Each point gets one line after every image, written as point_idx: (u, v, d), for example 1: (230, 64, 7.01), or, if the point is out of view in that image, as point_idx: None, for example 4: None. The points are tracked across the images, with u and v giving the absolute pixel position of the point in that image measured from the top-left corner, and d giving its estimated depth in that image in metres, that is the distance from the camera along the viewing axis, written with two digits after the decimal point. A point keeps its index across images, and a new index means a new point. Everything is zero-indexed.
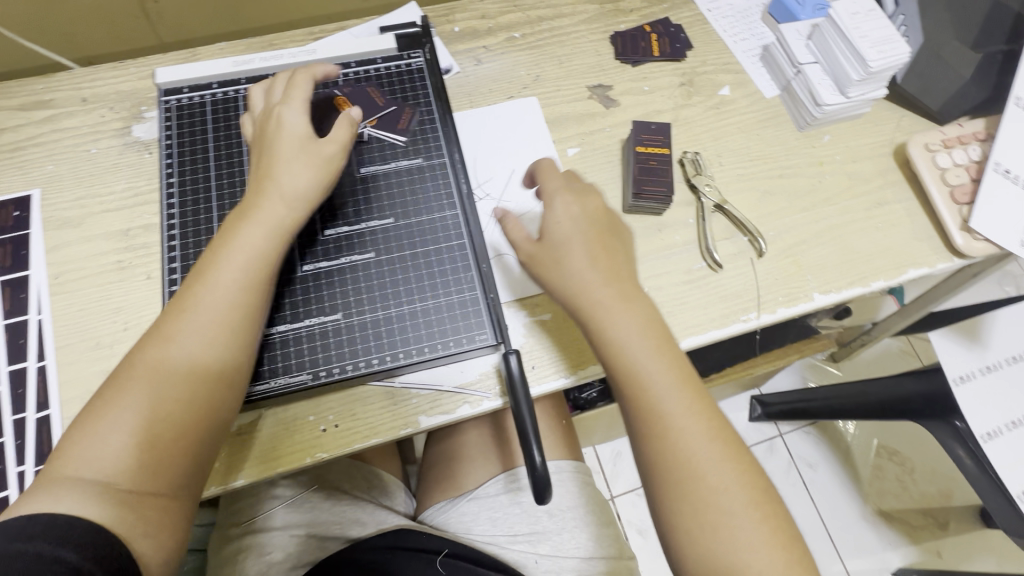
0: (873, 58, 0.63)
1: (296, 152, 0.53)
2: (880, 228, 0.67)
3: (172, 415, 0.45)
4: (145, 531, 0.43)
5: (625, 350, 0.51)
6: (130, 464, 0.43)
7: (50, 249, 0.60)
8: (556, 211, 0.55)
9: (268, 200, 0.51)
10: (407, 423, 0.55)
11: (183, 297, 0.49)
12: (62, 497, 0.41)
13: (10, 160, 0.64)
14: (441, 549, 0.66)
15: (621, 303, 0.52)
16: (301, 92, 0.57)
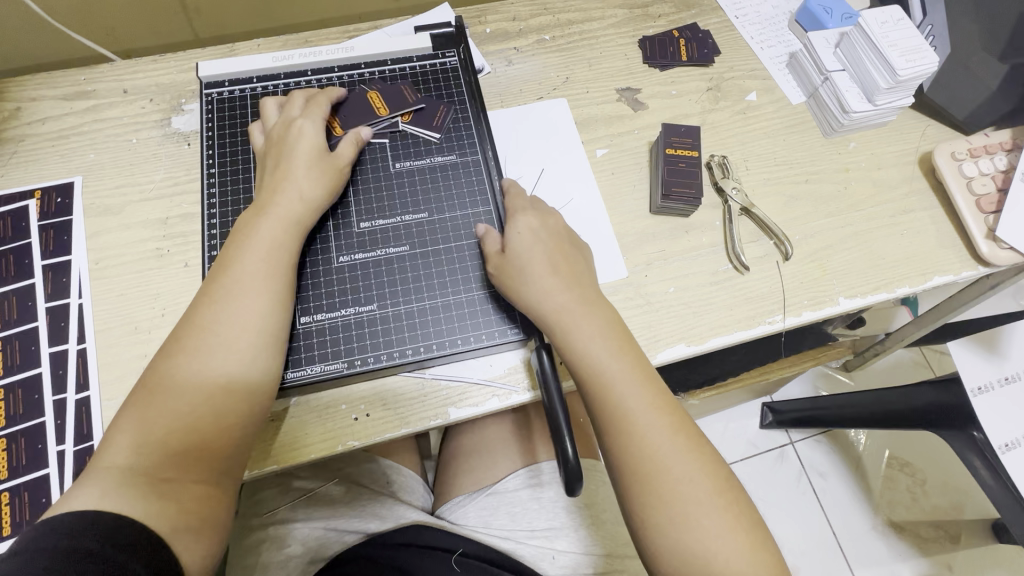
0: (902, 67, 0.64)
1: (312, 164, 0.56)
2: (906, 235, 0.68)
3: (209, 406, 0.47)
4: (183, 524, 0.44)
5: (587, 353, 0.52)
6: (166, 458, 0.45)
7: (91, 235, 0.61)
8: (519, 220, 0.57)
9: (285, 199, 0.54)
10: (436, 414, 0.55)
11: (210, 291, 0.50)
12: (100, 493, 0.42)
13: (53, 148, 0.65)
14: (456, 549, 0.66)
15: (584, 308, 0.53)
16: (320, 109, 0.60)
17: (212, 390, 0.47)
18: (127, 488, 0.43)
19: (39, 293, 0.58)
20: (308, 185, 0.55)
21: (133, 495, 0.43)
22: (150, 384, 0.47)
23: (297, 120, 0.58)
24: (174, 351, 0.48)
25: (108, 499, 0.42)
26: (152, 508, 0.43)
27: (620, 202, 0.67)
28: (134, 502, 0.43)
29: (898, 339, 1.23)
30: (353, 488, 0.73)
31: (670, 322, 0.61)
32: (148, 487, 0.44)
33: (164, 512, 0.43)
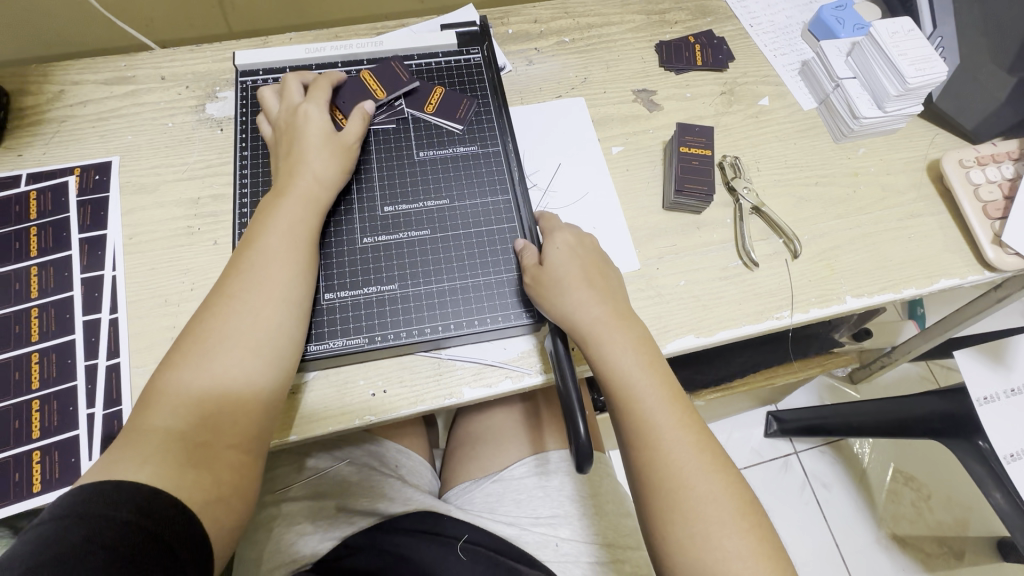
0: (913, 75, 0.66)
1: (325, 147, 0.59)
2: (913, 239, 0.69)
3: (237, 378, 0.48)
4: (216, 493, 0.46)
5: (617, 367, 0.54)
6: (199, 431, 0.47)
7: (126, 212, 0.64)
8: (557, 237, 0.59)
9: (301, 179, 0.56)
10: (451, 393, 0.57)
11: (233, 269, 0.53)
12: (138, 461, 0.44)
13: (93, 129, 0.68)
14: (462, 536, 0.67)
15: (616, 323, 0.55)
16: (321, 92, 0.62)
17: (239, 361, 0.49)
18: (163, 458, 0.45)
19: (75, 265, 0.61)
20: (319, 163, 0.58)
21: (168, 465, 0.44)
22: (181, 352, 0.49)
23: (302, 104, 0.61)
24: (201, 321, 0.50)
25: (146, 468, 0.44)
26: (186, 479, 0.45)
27: (634, 198, 0.69)
28: (169, 472, 0.44)
29: (902, 352, 1.25)
30: (363, 470, 0.74)
31: (680, 314, 0.63)
32: (183, 458, 0.45)
33: (199, 481, 0.45)
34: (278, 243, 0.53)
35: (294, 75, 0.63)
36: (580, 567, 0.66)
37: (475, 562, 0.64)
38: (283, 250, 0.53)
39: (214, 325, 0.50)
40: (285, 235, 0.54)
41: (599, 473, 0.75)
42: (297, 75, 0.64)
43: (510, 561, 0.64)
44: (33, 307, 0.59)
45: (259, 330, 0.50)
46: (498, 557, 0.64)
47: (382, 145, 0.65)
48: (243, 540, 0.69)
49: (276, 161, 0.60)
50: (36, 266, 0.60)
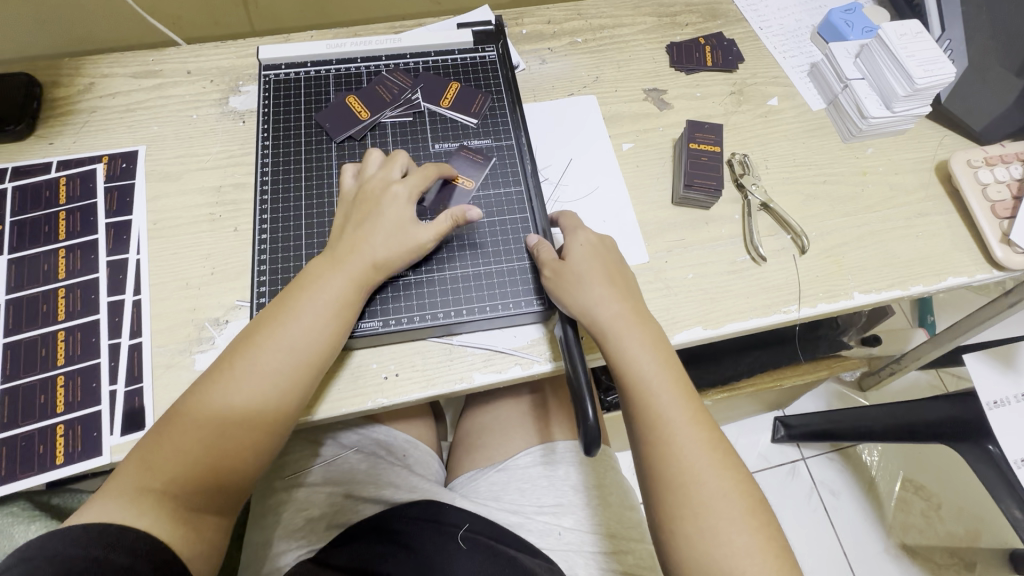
0: (920, 76, 0.67)
1: (392, 234, 0.57)
2: (921, 237, 0.70)
3: (243, 444, 0.51)
4: (201, 549, 0.50)
5: (633, 364, 0.55)
6: (196, 489, 0.49)
7: (151, 199, 0.66)
8: (578, 235, 0.60)
9: (357, 258, 0.55)
10: (462, 377, 0.59)
11: (271, 328, 0.53)
12: (135, 511, 0.47)
13: (121, 120, 0.71)
14: (463, 524, 0.67)
15: (635, 320, 0.56)
16: (420, 182, 0.60)
17: (250, 430, 0.51)
18: (159, 511, 0.48)
19: (101, 248, 0.63)
20: (389, 253, 0.56)
21: (163, 519, 0.48)
22: (201, 406, 0.50)
23: (393, 184, 0.59)
24: (226, 370, 0.52)
25: (141, 518, 0.47)
26: (174, 533, 0.48)
27: (643, 193, 0.71)
28: (162, 524, 0.47)
29: (913, 359, 1.24)
30: (372, 459, 0.75)
31: (689, 306, 0.64)
32: (176, 513, 0.48)
33: (183, 535, 0.48)
34: (310, 320, 0.53)
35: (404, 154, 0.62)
36: (583, 557, 0.67)
37: (475, 551, 0.64)
38: (309, 330, 0.53)
39: (237, 391, 0.51)
40: (318, 311, 0.54)
41: (604, 465, 0.75)
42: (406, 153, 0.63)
43: (509, 550, 0.64)
44: (60, 288, 0.61)
45: (269, 410, 0.51)
46: (498, 546, 0.65)
47: (399, 136, 0.67)
48: (251, 522, 0.71)
49: (342, 223, 0.59)
50: (64, 249, 0.63)
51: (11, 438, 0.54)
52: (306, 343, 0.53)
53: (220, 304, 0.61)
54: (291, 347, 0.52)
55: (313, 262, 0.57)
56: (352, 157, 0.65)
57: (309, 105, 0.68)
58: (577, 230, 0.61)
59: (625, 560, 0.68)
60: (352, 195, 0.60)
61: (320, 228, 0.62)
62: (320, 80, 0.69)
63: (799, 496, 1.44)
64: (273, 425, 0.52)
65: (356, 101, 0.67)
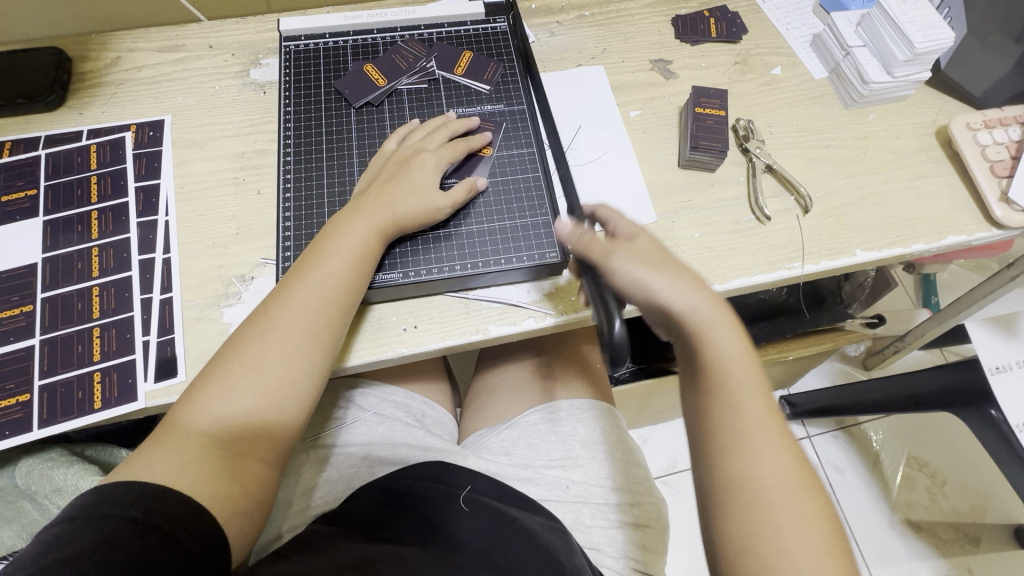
0: (919, 40, 0.69)
1: (416, 194, 0.60)
2: (921, 198, 0.72)
3: (274, 388, 0.53)
4: (243, 504, 0.52)
5: (720, 365, 0.53)
6: (234, 439, 0.52)
7: (177, 164, 0.69)
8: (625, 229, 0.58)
9: (380, 207, 0.59)
10: (477, 329, 0.61)
11: (299, 276, 0.56)
12: (179, 465, 0.49)
13: (147, 91, 0.74)
14: (467, 486, 0.69)
15: (727, 327, 0.54)
16: (451, 153, 0.63)
17: (281, 378, 0.53)
18: (202, 467, 0.50)
19: (131, 210, 0.66)
20: (408, 208, 0.59)
21: (206, 474, 0.50)
22: (234, 357, 0.54)
23: (426, 152, 0.63)
24: (260, 318, 0.55)
25: (185, 474, 0.49)
26: (219, 487, 0.50)
27: (651, 157, 0.73)
28: (204, 478, 0.49)
29: (919, 334, 1.24)
30: (390, 423, 0.76)
31: (696, 263, 0.66)
32: (219, 467, 0.51)
33: (219, 491, 0.50)
34: (335, 267, 0.56)
35: (448, 123, 0.66)
36: (590, 507, 0.70)
37: (478, 512, 0.65)
38: (335, 277, 0.56)
39: (267, 343, 0.54)
40: (339, 262, 0.57)
41: (612, 423, 0.77)
42: (443, 121, 0.66)
43: (512, 512, 0.66)
44: (93, 247, 0.64)
45: (303, 354, 0.54)
46: (500, 507, 0.66)
47: (415, 102, 0.69)
48: None
49: (371, 180, 0.62)
50: (96, 211, 0.66)
51: (51, 384, 0.57)
52: (329, 294, 0.56)
53: (246, 262, 0.64)
54: (316, 297, 0.55)
55: (338, 214, 0.61)
56: (371, 122, 0.68)
57: (328, 73, 0.70)
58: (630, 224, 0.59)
59: (635, 510, 0.71)
60: (388, 155, 0.64)
61: (341, 189, 0.65)
62: (339, 50, 0.72)
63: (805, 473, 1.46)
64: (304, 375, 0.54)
65: (373, 69, 0.70)
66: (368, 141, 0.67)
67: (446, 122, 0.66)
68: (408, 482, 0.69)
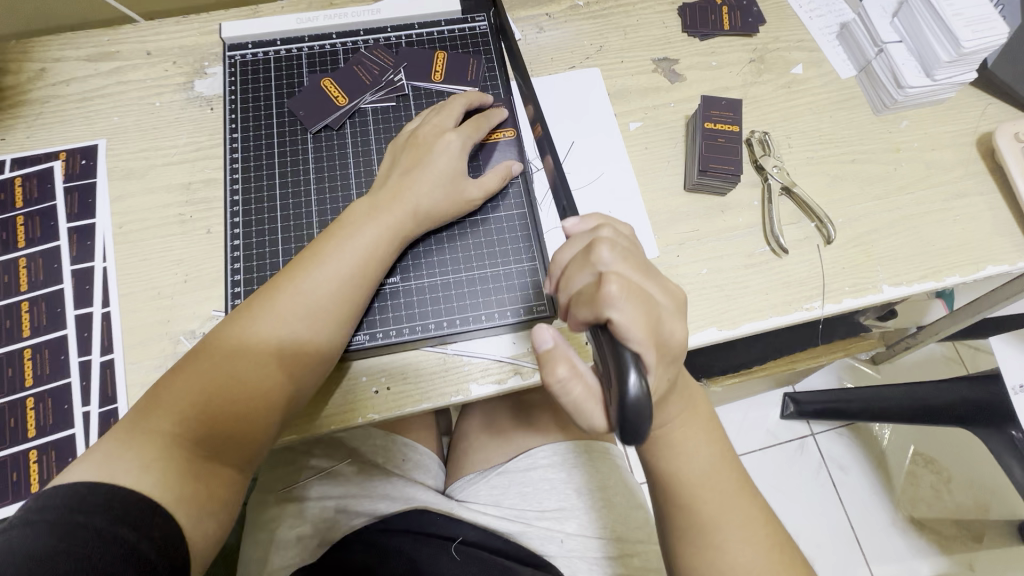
0: (968, 39, 0.59)
1: (439, 184, 0.54)
2: (959, 222, 0.64)
3: (260, 392, 0.47)
4: (210, 510, 0.45)
5: (683, 460, 0.48)
6: (205, 444, 0.45)
7: (114, 199, 0.61)
8: (665, 322, 0.40)
9: (398, 206, 0.52)
10: (457, 389, 0.55)
11: (301, 266, 0.50)
12: (141, 465, 0.43)
13: (77, 109, 0.65)
14: (456, 537, 0.65)
15: (688, 417, 0.49)
16: (474, 132, 0.57)
17: (263, 381, 0.47)
18: (166, 468, 0.43)
19: (64, 256, 0.58)
20: (433, 200, 0.54)
21: (172, 475, 0.43)
22: (216, 353, 0.47)
23: (448, 132, 0.56)
24: (250, 313, 0.48)
25: (148, 474, 0.42)
26: (184, 491, 0.43)
27: (654, 178, 0.64)
28: (169, 482, 0.43)
29: (928, 334, 1.10)
30: (366, 468, 0.70)
31: (702, 305, 0.59)
32: (185, 471, 0.44)
33: (192, 496, 0.43)
34: (342, 265, 0.50)
35: (464, 95, 0.59)
36: (586, 562, 0.65)
37: (468, 563, 0.62)
38: (340, 276, 0.50)
39: (260, 333, 0.47)
40: (348, 259, 0.50)
41: (609, 465, 0.72)
42: (463, 99, 0.59)
43: (502, 561, 0.63)
44: (23, 301, 0.56)
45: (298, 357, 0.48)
46: (492, 557, 0.63)
47: (382, 123, 0.60)
48: (246, 536, 0.67)
49: (386, 169, 0.56)
50: (24, 257, 0.58)
51: None
52: (335, 288, 0.49)
53: (195, 315, 0.56)
54: (318, 287, 0.49)
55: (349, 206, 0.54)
56: (330, 149, 0.59)
57: (280, 89, 0.61)
58: (661, 278, 0.42)
59: (632, 562, 0.66)
60: (400, 139, 0.57)
61: (297, 233, 0.56)
62: (292, 60, 0.62)
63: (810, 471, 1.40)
64: (296, 375, 0.48)
65: (332, 84, 0.60)
66: (327, 172, 0.58)
67: (461, 96, 0.59)
68: (395, 532, 0.65)
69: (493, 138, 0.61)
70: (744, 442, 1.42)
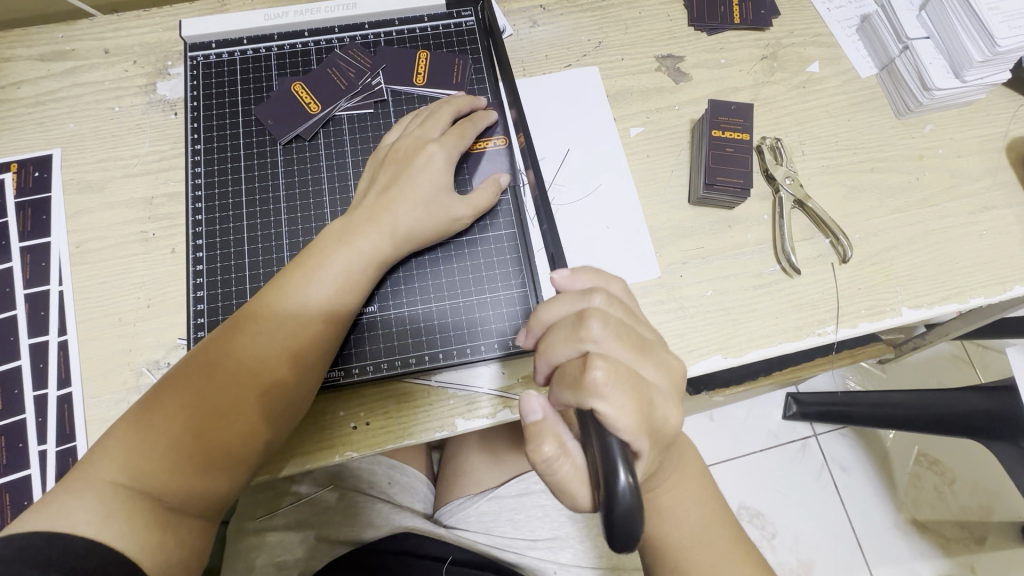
0: (1004, 36, 0.53)
1: (422, 202, 0.49)
2: (986, 237, 0.59)
3: (226, 437, 0.42)
4: (179, 559, 0.40)
5: (677, 525, 0.45)
6: (166, 494, 0.40)
7: (71, 215, 0.56)
8: (655, 406, 0.36)
9: (378, 229, 0.48)
10: (442, 425, 0.51)
11: (270, 297, 0.45)
12: (101, 514, 0.38)
13: (30, 115, 0.59)
14: (446, 557, 0.62)
15: (681, 479, 0.45)
16: (460, 141, 0.52)
17: (230, 425, 0.43)
18: (129, 517, 0.38)
19: (18, 280, 0.54)
20: (417, 220, 0.49)
21: (136, 523, 0.38)
22: (175, 397, 0.42)
23: (430, 143, 0.51)
24: (214, 351, 0.44)
25: (109, 525, 0.38)
26: (150, 540, 0.38)
27: (655, 189, 0.59)
28: (134, 531, 0.38)
29: (939, 335, 0.98)
30: (348, 494, 0.67)
31: (707, 331, 0.55)
32: (149, 520, 0.39)
33: (162, 546, 0.39)
34: (316, 295, 0.46)
35: (450, 101, 0.54)
36: None
37: None
38: (314, 307, 0.46)
39: (226, 374, 0.43)
40: (323, 288, 0.46)
41: None
42: (447, 106, 0.54)
43: None
44: None
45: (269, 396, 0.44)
46: None
47: (359, 132, 0.56)
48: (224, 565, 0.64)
49: (364, 187, 0.51)
50: None
51: None
52: (318, 311, 0.46)
53: (159, 345, 0.52)
54: (300, 311, 0.45)
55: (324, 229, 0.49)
56: (301, 162, 0.55)
57: (248, 94, 0.57)
58: (656, 352, 0.39)
59: None
60: (381, 151, 0.53)
61: (265, 255, 0.52)
62: (260, 62, 0.58)
63: (809, 472, 1.24)
64: (266, 417, 0.44)
65: (304, 89, 0.56)
66: (299, 187, 0.54)
67: (446, 102, 0.54)
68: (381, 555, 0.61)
69: (480, 146, 0.56)
70: (742, 445, 1.26)
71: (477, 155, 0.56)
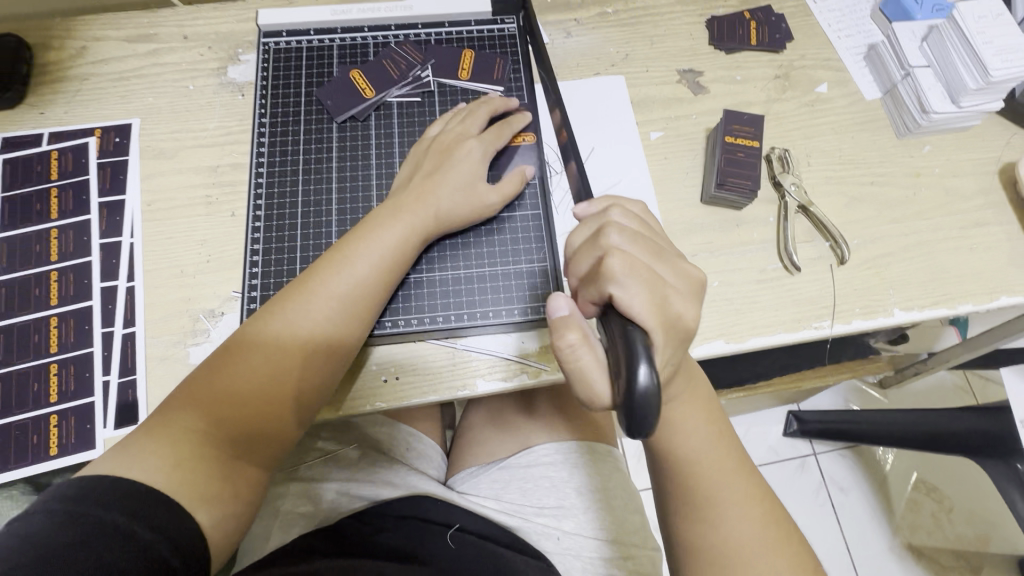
0: (996, 67, 0.60)
1: (461, 189, 0.55)
2: (976, 250, 0.63)
3: (282, 391, 0.48)
4: (233, 511, 0.45)
5: (685, 441, 0.49)
6: (234, 440, 0.46)
7: (145, 177, 0.63)
8: (671, 298, 0.42)
9: (422, 211, 0.53)
10: (464, 383, 0.56)
11: (326, 266, 0.51)
12: (170, 462, 0.43)
13: (115, 88, 0.67)
14: (454, 524, 0.66)
15: (690, 403, 0.50)
16: (495, 138, 0.59)
17: (288, 379, 0.48)
18: (194, 465, 0.44)
19: (94, 230, 0.60)
20: (455, 205, 0.55)
21: (198, 477, 0.44)
22: (240, 354, 0.48)
23: (470, 139, 0.57)
24: (273, 315, 0.49)
25: (176, 472, 0.43)
26: (210, 490, 0.44)
27: (671, 188, 0.65)
28: (192, 483, 0.43)
29: (940, 361, 0.99)
30: (369, 453, 0.72)
31: (711, 317, 0.60)
32: (214, 466, 0.45)
33: (221, 493, 0.45)
34: (364, 269, 0.51)
35: (489, 102, 0.60)
36: (580, 561, 0.65)
37: (462, 550, 0.63)
38: (363, 280, 0.51)
39: (287, 334, 0.49)
40: (370, 263, 0.51)
41: (609, 466, 0.72)
42: (483, 108, 0.60)
43: (498, 549, 0.63)
44: (52, 270, 0.59)
45: (323, 357, 0.49)
46: (487, 544, 0.64)
47: (406, 116, 0.63)
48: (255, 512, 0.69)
49: (409, 171, 0.57)
50: (56, 229, 0.60)
51: (7, 425, 0.54)
52: (364, 285, 0.51)
53: (217, 295, 0.58)
54: (349, 284, 0.50)
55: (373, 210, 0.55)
56: (353, 139, 0.61)
57: (311, 78, 0.64)
58: (677, 261, 0.45)
59: (628, 565, 0.65)
60: (426, 140, 0.59)
61: (315, 218, 0.59)
62: (323, 50, 0.66)
63: (806, 489, 1.26)
64: (318, 374, 0.49)
65: (361, 76, 0.63)
66: (350, 160, 0.61)
67: (486, 102, 0.61)
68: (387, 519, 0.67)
69: (514, 142, 0.63)
70: None
71: (511, 147, 0.63)
